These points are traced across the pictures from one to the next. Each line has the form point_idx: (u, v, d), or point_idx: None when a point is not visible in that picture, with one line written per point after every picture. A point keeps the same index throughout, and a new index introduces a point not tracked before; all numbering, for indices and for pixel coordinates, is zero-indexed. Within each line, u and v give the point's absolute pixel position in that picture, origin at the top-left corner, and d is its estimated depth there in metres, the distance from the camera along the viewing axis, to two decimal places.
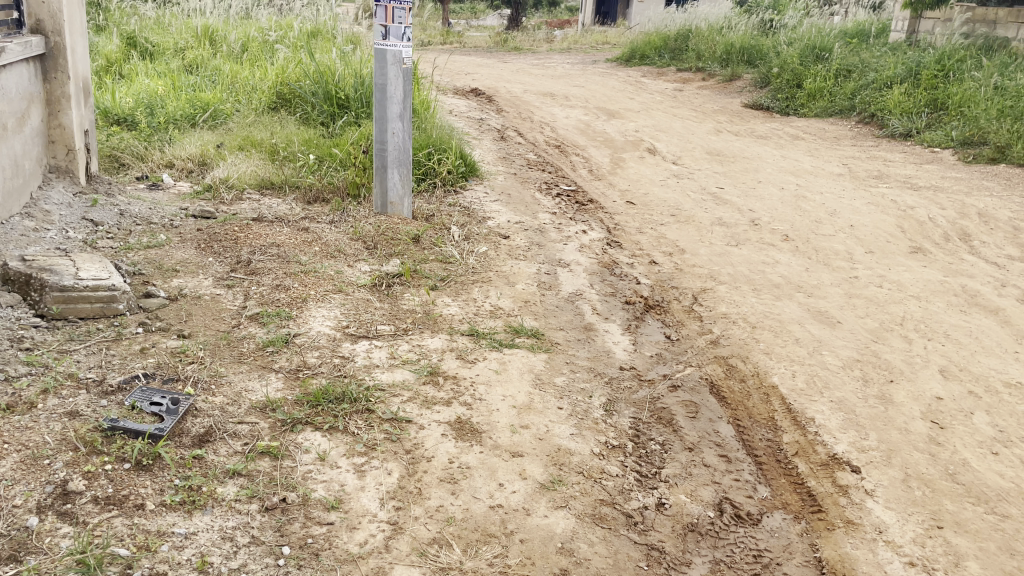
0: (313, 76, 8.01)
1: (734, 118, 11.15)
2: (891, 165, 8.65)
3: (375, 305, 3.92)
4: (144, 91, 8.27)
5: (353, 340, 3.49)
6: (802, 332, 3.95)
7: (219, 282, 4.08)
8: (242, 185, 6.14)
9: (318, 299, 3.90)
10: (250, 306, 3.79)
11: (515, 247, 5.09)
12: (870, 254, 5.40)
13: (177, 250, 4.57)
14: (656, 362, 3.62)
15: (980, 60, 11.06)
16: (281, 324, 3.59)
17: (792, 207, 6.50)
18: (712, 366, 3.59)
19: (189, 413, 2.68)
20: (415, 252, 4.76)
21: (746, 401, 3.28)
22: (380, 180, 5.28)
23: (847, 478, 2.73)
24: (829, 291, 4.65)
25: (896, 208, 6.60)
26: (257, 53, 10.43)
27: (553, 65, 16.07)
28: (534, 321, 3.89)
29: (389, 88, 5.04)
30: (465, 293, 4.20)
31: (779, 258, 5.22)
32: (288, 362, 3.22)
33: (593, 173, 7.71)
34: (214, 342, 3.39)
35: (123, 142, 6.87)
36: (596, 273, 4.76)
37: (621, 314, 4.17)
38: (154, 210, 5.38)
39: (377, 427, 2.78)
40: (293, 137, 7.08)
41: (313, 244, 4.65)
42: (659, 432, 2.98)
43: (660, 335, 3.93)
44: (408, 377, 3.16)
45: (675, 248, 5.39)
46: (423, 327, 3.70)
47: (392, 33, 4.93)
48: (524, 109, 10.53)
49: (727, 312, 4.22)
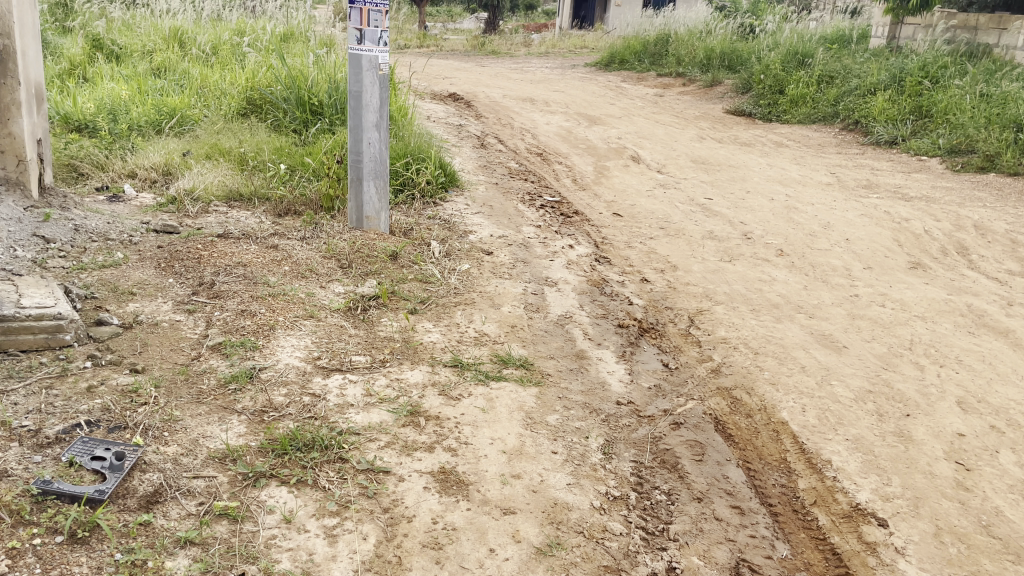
0: (285, 81, 7.68)
1: (717, 125, 10.96)
2: (879, 174, 8.47)
3: (349, 332, 3.62)
4: (107, 96, 7.89)
5: (325, 375, 3.18)
6: (808, 359, 3.70)
7: (178, 307, 3.75)
8: (208, 197, 5.80)
9: (287, 326, 3.58)
10: (211, 334, 3.47)
11: (499, 264, 4.81)
12: (869, 270, 5.17)
13: (135, 270, 4.23)
14: (655, 395, 3.34)
15: (964, 67, 10.92)
16: (245, 357, 3.28)
17: (785, 219, 6.28)
18: (716, 399, 3.32)
19: (136, 468, 2.36)
20: (393, 271, 4.46)
21: (755, 439, 3.02)
22: (355, 192, 4.96)
23: (874, 533, 2.48)
24: (831, 311, 4.41)
25: (890, 220, 6.39)
26: (227, 55, 10.05)
27: (532, 69, 15.85)
28: (522, 349, 3.60)
29: (364, 95, 4.73)
30: (447, 317, 3.90)
31: (775, 275, 4.97)
32: (252, 402, 2.91)
33: (577, 182, 7.45)
34: (170, 379, 3.07)
35: (83, 150, 6.50)
36: (585, 293, 4.49)
37: (615, 339, 3.89)
38: (113, 225, 5.03)
39: (352, 479, 2.48)
40: (263, 145, 6.76)
41: (283, 263, 4.33)
42: (663, 479, 2.71)
43: (657, 363, 3.66)
44: (386, 419, 2.86)
45: (666, 264, 5.13)
46: (403, 357, 3.39)
47: (367, 37, 4.61)
48: (503, 115, 10.26)
49: (727, 336, 3.95)
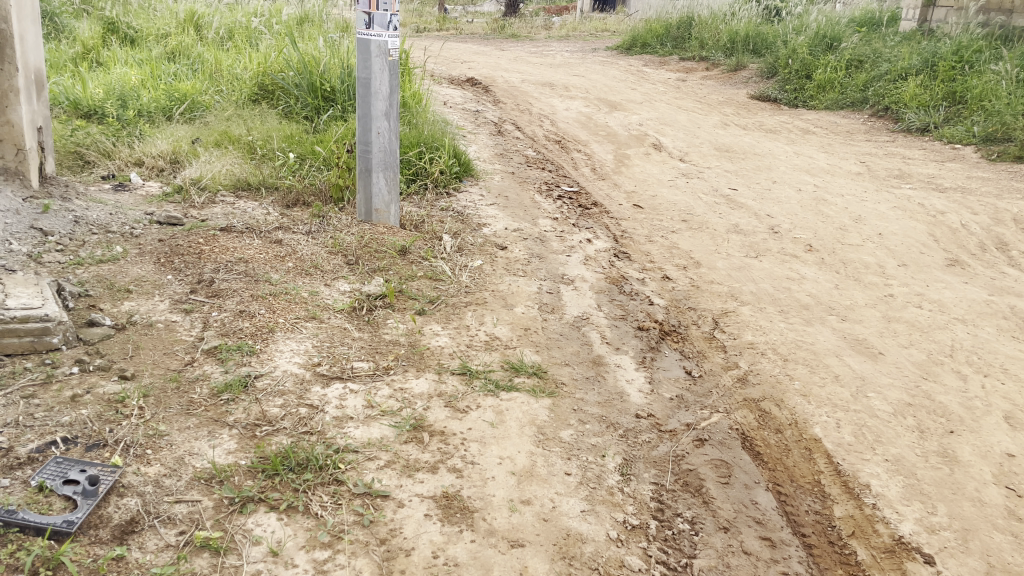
0: (297, 66, 7.46)
1: (741, 111, 10.64)
2: (911, 163, 8.14)
3: (353, 335, 3.42)
4: (117, 81, 7.73)
5: (325, 383, 2.98)
6: (842, 367, 3.46)
7: (175, 307, 3.57)
8: (215, 186, 5.62)
9: (287, 329, 3.39)
10: (207, 337, 3.29)
11: (514, 260, 4.59)
12: (904, 267, 4.90)
13: (133, 265, 4.06)
14: (678, 406, 3.12)
15: (1000, 51, 10.50)
16: (241, 362, 3.09)
17: (814, 212, 6.00)
18: (743, 412, 3.09)
19: (112, 493, 2.20)
20: (403, 267, 4.25)
21: (786, 459, 2.80)
22: (363, 184, 4.75)
23: (920, 572, 2.27)
24: (865, 312, 4.15)
25: (925, 213, 6.10)
26: (243, 39, 9.85)
27: (552, 52, 15.53)
28: (536, 355, 3.38)
29: (373, 83, 4.50)
30: (457, 318, 3.69)
31: (804, 272, 4.73)
32: (245, 414, 2.72)
33: (596, 172, 7.19)
34: (160, 387, 2.90)
35: (90, 137, 6.34)
36: (603, 292, 4.26)
37: (634, 343, 3.67)
38: (116, 216, 4.86)
39: (347, 505, 2.29)
40: (274, 133, 6.57)
41: (287, 259, 4.14)
42: (686, 505, 2.49)
43: (679, 371, 3.44)
44: (387, 434, 2.66)
45: (689, 261, 4.89)
46: (409, 364, 3.19)
47: (376, 22, 4.39)
48: (522, 100, 10.01)
49: (754, 341, 3.71)
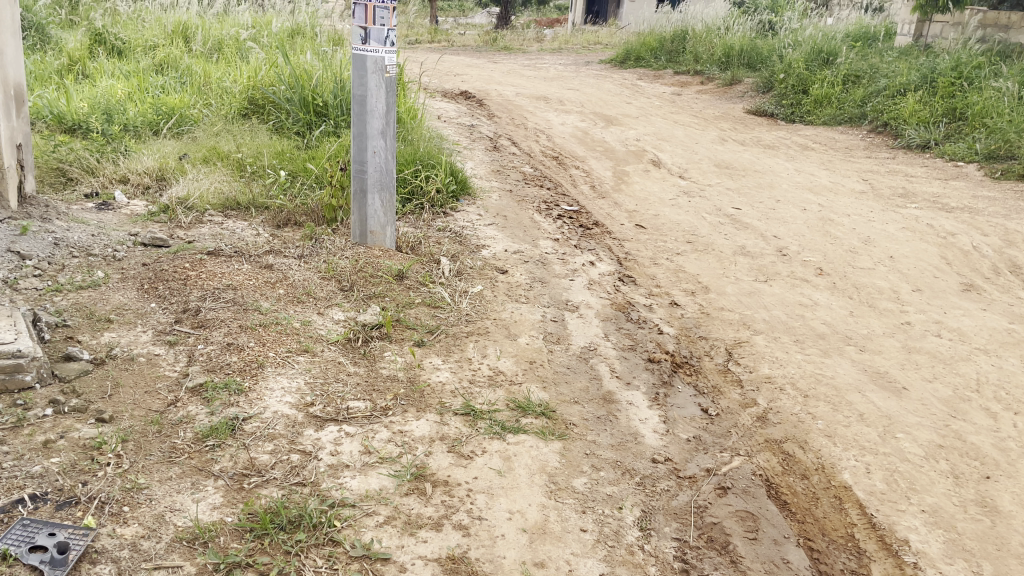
0: (288, 80, 7.26)
1: (738, 126, 10.51)
2: (914, 181, 8.01)
3: (348, 370, 3.21)
4: (103, 94, 7.52)
5: (318, 426, 2.77)
6: (866, 403, 3.29)
7: (158, 339, 3.35)
8: (203, 205, 5.42)
9: (277, 364, 3.18)
10: (192, 373, 3.07)
11: (515, 285, 4.40)
12: (918, 293, 4.74)
13: (116, 292, 3.83)
14: (695, 448, 2.93)
15: (999, 67, 10.39)
16: (228, 403, 2.87)
17: (821, 233, 5.84)
18: (765, 455, 2.90)
19: (83, 560, 2.01)
20: (400, 293, 4.05)
21: (815, 509, 2.62)
22: (358, 205, 4.55)
23: None
24: (884, 342, 3.98)
25: (934, 234, 5.94)
26: (232, 50, 9.64)
27: (545, 65, 15.41)
28: (543, 391, 3.18)
29: (369, 100, 4.31)
30: (458, 350, 3.49)
31: (816, 298, 4.55)
32: (232, 462, 2.51)
33: (596, 190, 7.02)
34: (140, 431, 2.68)
35: (73, 153, 6.12)
36: (610, 320, 4.07)
37: (645, 376, 3.48)
38: (98, 237, 4.63)
39: (344, 571, 2.09)
40: (264, 149, 6.37)
41: (277, 286, 3.93)
42: (713, 566, 2.32)
43: (695, 408, 3.24)
44: (386, 485, 2.46)
45: (697, 285, 4.71)
46: (409, 403, 2.98)
47: (373, 37, 4.20)
48: (517, 114, 9.84)
49: (771, 375, 3.53)
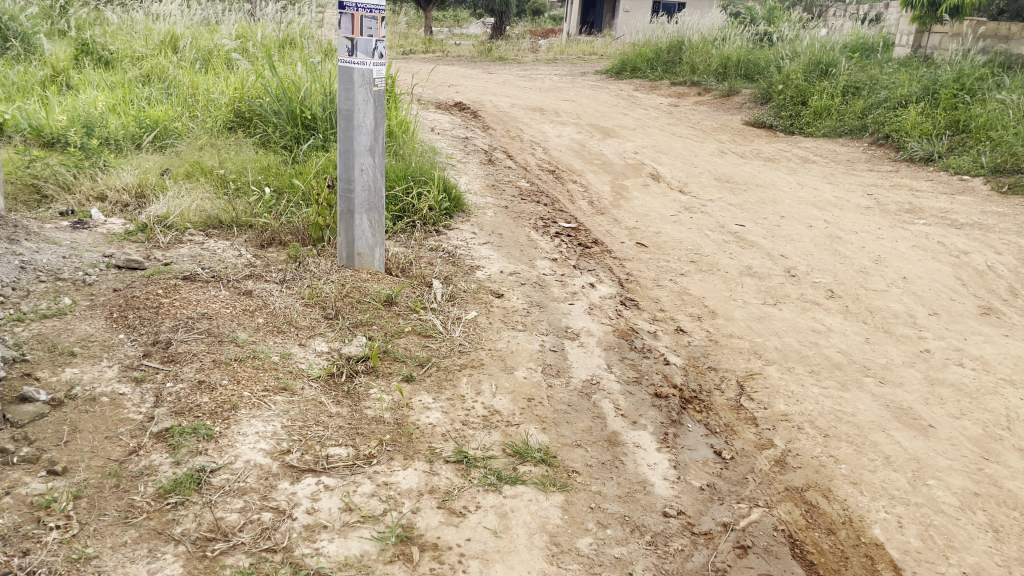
0: (275, 92, 7.00)
1: (737, 138, 10.30)
2: (921, 195, 7.79)
3: (330, 411, 2.95)
4: (83, 106, 7.28)
5: (294, 478, 2.52)
6: (892, 444, 3.04)
7: (124, 375, 3.08)
8: (184, 224, 5.15)
9: (252, 405, 2.91)
10: (158, 416, 2.80)
11: (511, 310, 4.14)
12: (935, 316, 4.51)
13: (82, 320, 3.55)
14: (710, 498, 2.68)
15: (1002, 78, 10.18)
16: (196, 450, 2.61)
17: (829, 251, 5.60)
18: (786, 506, 2.65)
19: None
20: (389, 320, 3.79)
21: (845, 571, 2.38)
22: (345, 225, 4.29)
23: None
24: (904, 373, 3.73)
25: (947, 253, 5.71)
26: (221, 61, 9.37)
27: (540, 76, 15.22)
28: (543, 434, 2.92)
29: (356, 115, 4.04)
30: (450, 386, 3.23)
31: (829, 323, 4.31)
32: (196, 524, 2.26)
33: (594, 205, 6.78)
34: (95, 485, 2.42)
35: (49, 168, 5.85)
36: (613, 349, 3.82)
37: (652, 414, 3.22)
38: (69, 260, 4.35)
39: None
40: (249, 164, 6.11)
41: (257, 314, 3.67)
42: None
43: (707, 451, 2.99)
44: (368, 551, 2.21)
45: (703, 309, 4.46)
46: (395, 450, 2.72)
47: (360, 48, 3.94)
48: (512, 126, 9.60)
49: (788, 412, 3.27)
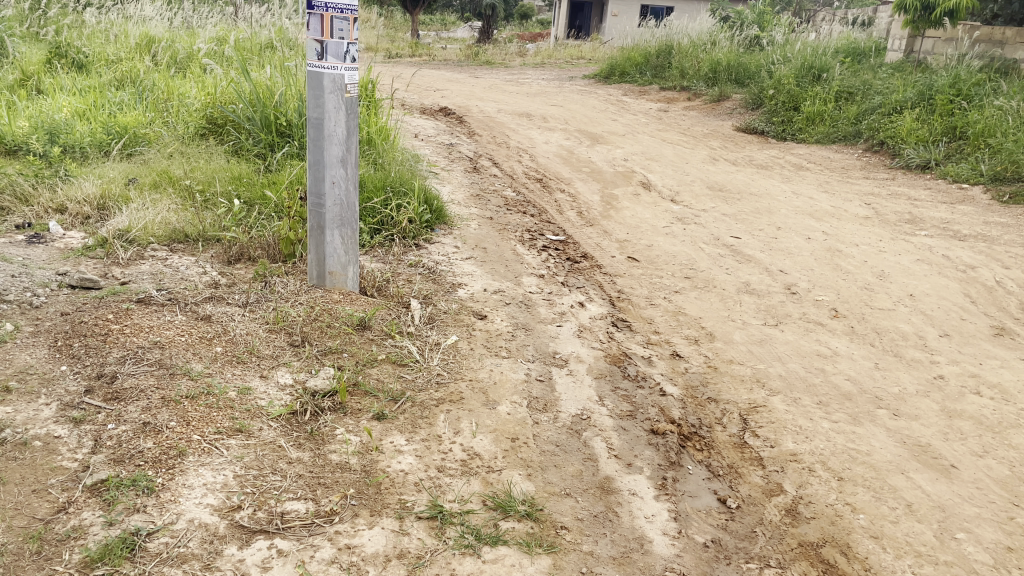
0: (249, 97, 6.66)
1: (729, 144, 10.04)
2: (920, 205, 7.54)
3: (290, 456, 2.64)
4: (48, 112, 6.93)
5: (244, 541, 2.22)
6: (914, 488, 2.76)
7: (61, 415, 2.75)
8: (146, 238, 4.82)
9: (201, 451, 2.59)
10: (95, 465, 2.47)
11: (495, 334, 3.84)
12: (946, 339, 4.23)
13: (22, 349, 3.21)
14: (715, 557, 2.40)
15: (999, 84, 9.93)
16: (134, 508, 2.29)
17: (830, 266, 5.33)
18: (801, 567, 2.38)
19: None
20: (361, 347, 3.48)
21: None
22: (315, 242, 3.97)
23: None
24: (919, 403, 3.46)
25: (953, 267, 5.44)
26: (198, 64, 9.01)
27: (528, 80, 14.98)
28: (528, 481, 2.62)
29: (326, 123, 3.72)
30: (426, 425, 2.92)
31: (836, 347, 4.03)
32: None
33: (583, 215, 6.50)
34: (13, 552, 2.09)
35: (6, 178, 5.50)
36: (604, 377, 3.52)
37: (648, 454, 2.92)
38: (17, 279, 4.01)
39: None
40: (220, 172, 5.78)
41: (215, 343, 3.35)
42: None
43: (710, 498, 2.70)
44: None
45: (700, 331, 4.17)
46: (361, 504, 2.42)
47: (330, 51, 3.62)
48: (498, 132, 9.30)
49: (797, 451, 2.98)
